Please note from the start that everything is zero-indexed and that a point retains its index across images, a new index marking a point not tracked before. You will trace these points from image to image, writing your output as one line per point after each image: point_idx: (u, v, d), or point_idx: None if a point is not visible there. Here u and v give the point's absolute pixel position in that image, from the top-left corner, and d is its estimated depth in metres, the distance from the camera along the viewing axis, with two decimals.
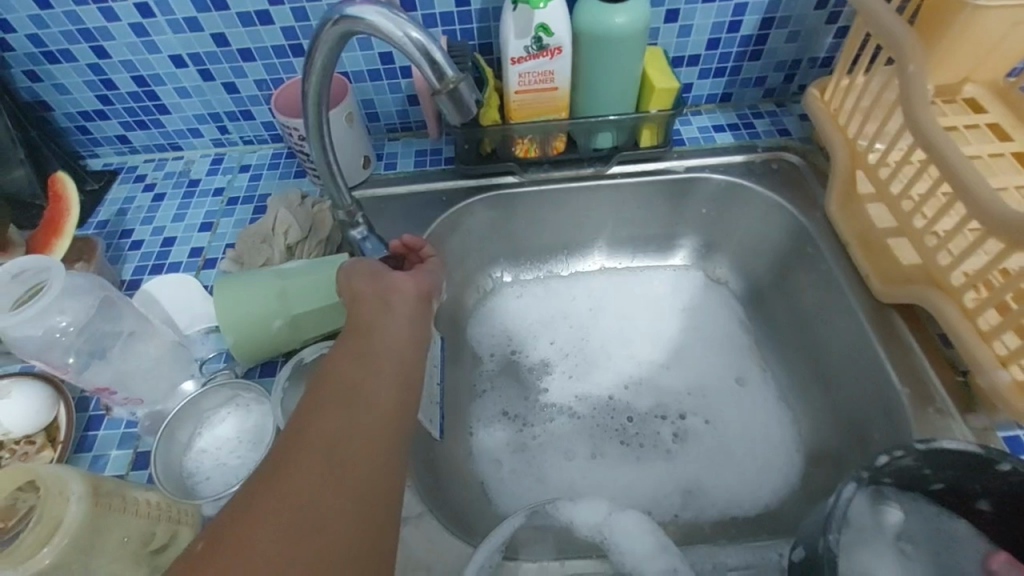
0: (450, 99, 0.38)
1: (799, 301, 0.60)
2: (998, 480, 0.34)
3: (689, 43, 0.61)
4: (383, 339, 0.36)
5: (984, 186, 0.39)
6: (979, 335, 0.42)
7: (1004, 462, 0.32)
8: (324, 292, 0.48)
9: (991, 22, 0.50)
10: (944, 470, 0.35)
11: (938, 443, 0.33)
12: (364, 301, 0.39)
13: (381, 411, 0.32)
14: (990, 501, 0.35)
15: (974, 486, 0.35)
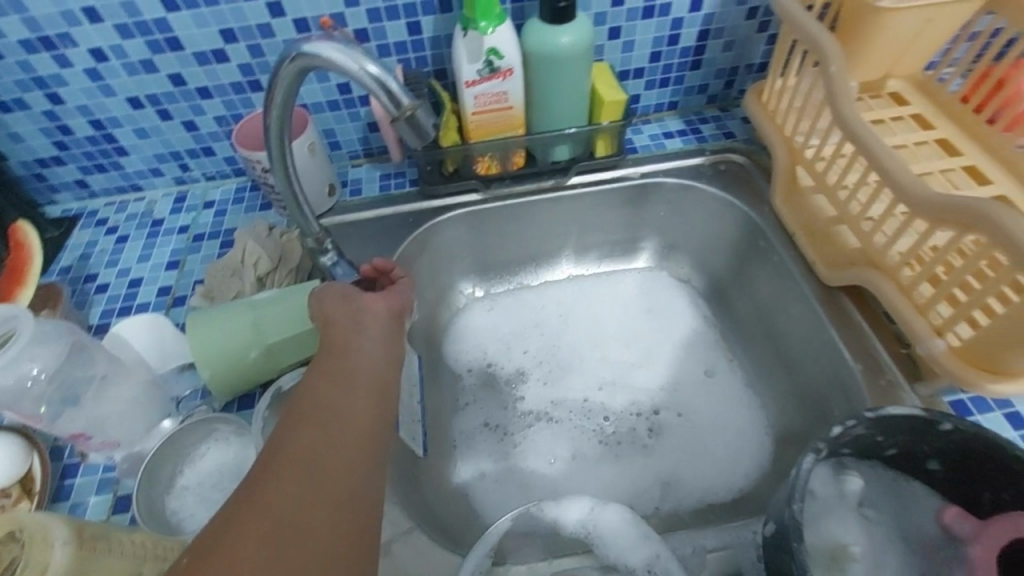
0: (408, 124, 0.39)
1: (757, 292, 0.63)
2: (942, 440, 0.37)
3: (633, 56, 0.64)
4: (358, 358, 0.37)
5: (905, 173, 0.43)
6: (916, 309, 0.46)
7: (945, 421, 0.36)
8: (297, 319, 0.49)
9: (901, 25, 0.55)
10: (895, 436, 0.38)
11: (883, 412, 0.36)
12: (338, 322, 0.40)
13: (358, 423, 0.33)
14: (939, 462, 0.38)
15: (923, 450, 0.38)
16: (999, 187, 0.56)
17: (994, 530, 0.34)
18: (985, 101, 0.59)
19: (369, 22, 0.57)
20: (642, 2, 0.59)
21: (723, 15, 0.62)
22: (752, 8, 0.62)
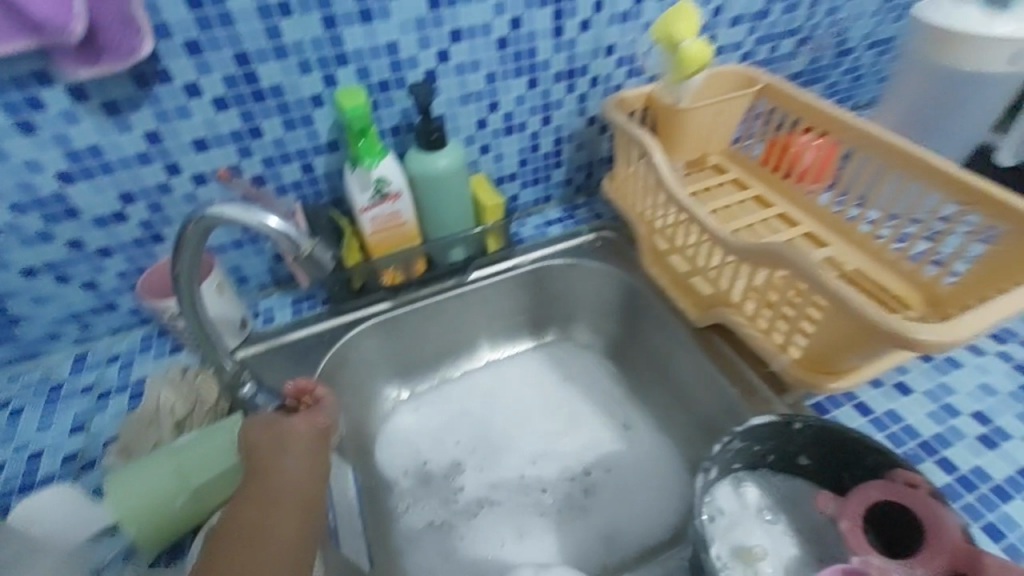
0: (307, 260, 0.46)
1: (648, 343, 0.72)
2: (799, 436, 0.45)
3: (505, 165, 0.75)
4: (279, 479, 0.43)
5: (724, 231, 0.55)
6: (763, 332, 0.57)
7: (795, 421, 0.45)
8: (223, 457, 0.49)
9: (698, 118, 0.70)
10: (767, 442, 0.46)
11: (752, 423, 0.45)
12: (261, 448, 0.45)
13: (278, 550, 0.38)
14: (808, 456, 0.46)
15: (794, 447, 0.46)
16: (804, 226, 0.71)
17: (850, 502, 0.41)
18: (780, 164, 0.75)
19: (265, 168, 0.63)
20: (502, 123, 0.71)
21: (570, 124, 0.76)
22: (590, 118, 0.76)
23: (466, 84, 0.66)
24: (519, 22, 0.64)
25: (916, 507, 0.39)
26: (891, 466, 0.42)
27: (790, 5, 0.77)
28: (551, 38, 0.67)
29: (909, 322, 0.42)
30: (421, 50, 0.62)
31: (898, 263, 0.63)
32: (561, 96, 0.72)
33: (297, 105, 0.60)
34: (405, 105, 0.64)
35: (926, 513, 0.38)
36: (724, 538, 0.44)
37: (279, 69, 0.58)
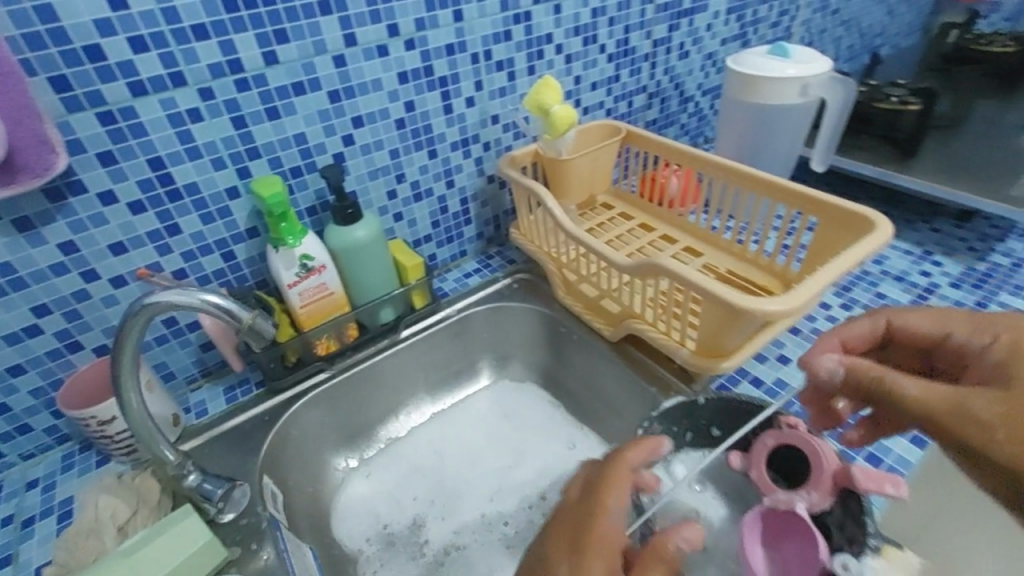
0: (250, 330, 0.48)
1: (574, 365, 0.79)
2: (702, 410, 0.54)
3: (419, 228, 0.83)
4: None
5: (612, 253, 0.65)
6: (663, 333, 0.66)
7: (699, 397, 0.54)
8: (179, 546, 0.50)
9: (579, 166, 0.82)
10: (679, 421, 0.55)
11: (663, 407, 0.53)
12: None
13: None
14: (715, 426, 0.55)
15: (702, 421, 0.54)
16: (682, 242, 0.83)
17: (754, 454, 0.50)
18: (652, 194, 0.89)
19: (186, 262, 0.65)
20: (410, 192, 0.79)
21: (472, 185, 0.85)
22: (489, 177, 0.86)
23: (372, 161, 0.74)
24: (413, 105, 0.74)
25: (799, 442, 0.48)
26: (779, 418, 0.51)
27: (635, 68, 0.94)
28: (443, 114, 0.77)
29: (761, 301, 0.52)
30: (328, 138, 0.69)
31: (758, 260, 0.77)
32: (459, 162, 0.82)
33: (213, 199, 0.64)
34: (317, 186, 0.70)
35: (805, 445, 0.47)
36: (659, 513, 0.51)
37: (194, 169, 0.62)
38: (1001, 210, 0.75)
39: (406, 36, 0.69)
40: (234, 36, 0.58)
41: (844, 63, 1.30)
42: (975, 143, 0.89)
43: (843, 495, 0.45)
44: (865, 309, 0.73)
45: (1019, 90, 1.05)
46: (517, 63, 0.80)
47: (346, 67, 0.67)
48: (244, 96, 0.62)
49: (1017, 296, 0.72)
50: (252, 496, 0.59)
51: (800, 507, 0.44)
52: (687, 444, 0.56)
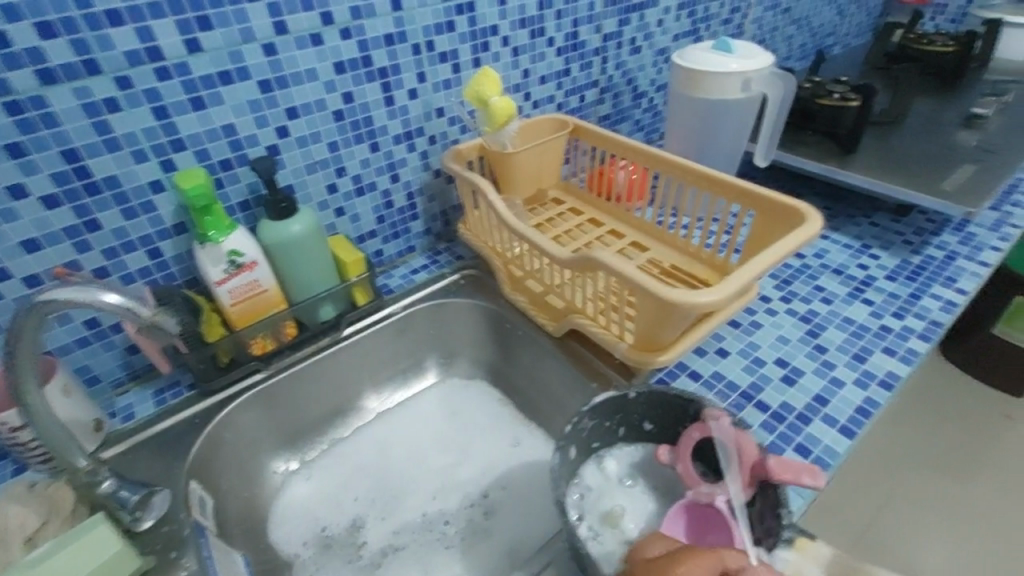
0: (158, 325, 0.48)
1: (521, 361, 0.78)
2: (637, 404, 0.53)
3: (362, 223, 0.80)
4: None
5: (553, 247, 0.64)
6: (603, 328, 0.66)
7: (629, 391, 0.53)
8: (90, 557, 0.48)
9: (526, 160, 0.81)
10: (614, 417, 0.54)
11: (596, 401, 0.52)
12: None
13: None
14: (649, 421, 0.55)
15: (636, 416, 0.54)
16: (630, 237, 0.83)
17: (682, 448, 0.51)
18: (601, 189, 0.89)
19: (107, 259, 0.62)
20: (352, 186, 0.77)
21: (418, 179, 0.83)
22: (436, 171, 0.84)
23: (310, 154, 0.71)
24: (351, 96, 0.71)
25: (720, 435, 0.48)
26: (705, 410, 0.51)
27: (585, 62, 0.93)
28: (385, 107, 0.74)
29: (693, 294, 0.52)
30: (260, 129, 0.66)
31: (702, 254, 0.77)
32: (404, 155, 0.80)
33: (136, 194, 0.61)
34: (250, 180, 0.68)
35: (724, 438, 0.47)
36: (586, 508, 0.52)
37: (113, 162, 0.58)
38: (934, 204, 0.77)
39: (341, 24, 0.66)
40: (152, 21, 0.55)
41: (796, 62, 1.32)
42: (913, 140, 0.91)
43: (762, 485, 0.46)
44: (803, 302, 0.74)
45: (956, 89, 1.09)
46: (462, 55, 0.78)
47: (277, 55, 0.63)
48: (165, 85, 0.58)
49: (947, 287, 0.74)
50: (177, 501, 0.58)
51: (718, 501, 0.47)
52: (620, 439, 0.56)
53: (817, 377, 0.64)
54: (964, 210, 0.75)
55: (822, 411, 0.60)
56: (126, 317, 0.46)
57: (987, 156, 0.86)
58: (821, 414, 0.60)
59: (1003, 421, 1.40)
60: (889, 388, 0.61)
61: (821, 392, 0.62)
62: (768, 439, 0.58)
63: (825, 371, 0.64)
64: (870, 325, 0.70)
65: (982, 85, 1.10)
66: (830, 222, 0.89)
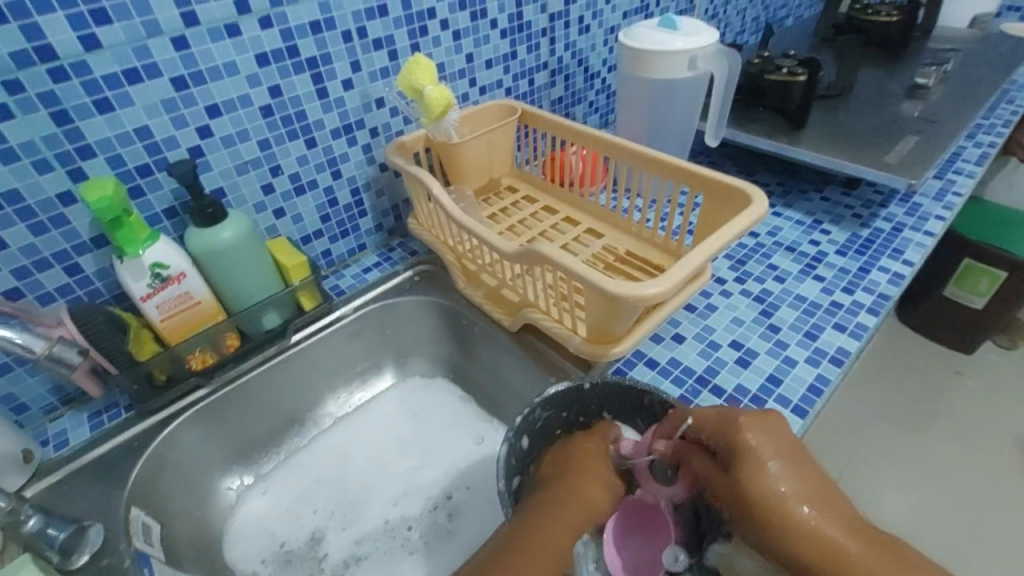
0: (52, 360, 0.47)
1: (480, 357, 0.77)
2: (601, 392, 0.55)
3: (305, 224, 0.77)
4: None
5: (501, 242, 0.62)
6: (558, 321, 0.64)
7: (583, 385, 0.55)
8: None
9: (473, 148, 0.78)
10: (569, 409, 0.56)
11: (549, 393, 0.54)
12: None
13: None
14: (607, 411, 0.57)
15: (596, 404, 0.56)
16: (585, 223, 0.82)
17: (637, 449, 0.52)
18: (555, 175, 0.86)
19: (18, 280, 0.57)
20: (290, 185, 0.73)
21: (363, 174, 0.79)
22: (381, 165, 0.80)
23: (238, 154, 0.67)
24: (279, 90, 0.66)
25: None
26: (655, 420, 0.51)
27: (533, 44, 0.90)
28: (318, 100, 0.70)
29: (639, 286, 0.51)
30: (178, 130, 0.61)
31: (656, 239, 0.76)
32: (344, 150, 0.76)
33: (43, 207, 0.56)
34: (173, 186, 0.63)
35: None
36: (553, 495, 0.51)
37: (12, 174, 0.53)
38: (879, 177, 0.78)
39: (259, 13, 0.61)
40: (39, 17, 0.49)
41: (749, 36, 1.31)
42: (861, 113, 0.92)
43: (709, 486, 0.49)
44: (757, 282, 0.74)
45: (902, 59, 1.10)
46: (398, 41, 0.74)
47: (190, 50, 0.58)
48: (62, 87, 0.53)
49: (895, 259, 0.75)
50: (112, 534, 0.54)
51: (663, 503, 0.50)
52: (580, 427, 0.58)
53: (770, 357, 0.64)
54: (908, 181, 0.75)
55: (775, 393, 0.60)
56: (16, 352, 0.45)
57: (931, 126, 0.87)
58: (775, 395, 0.60)
59: (955, 379, 1.46)
60: (839, 364, 0.62)
61: (774, 373, 0.62)
62: None
63: (778, 352, 0.64)
64: (821, 302, 0.70)
65: (926, 54, 1.11)
66: (784, 199, 0.89)
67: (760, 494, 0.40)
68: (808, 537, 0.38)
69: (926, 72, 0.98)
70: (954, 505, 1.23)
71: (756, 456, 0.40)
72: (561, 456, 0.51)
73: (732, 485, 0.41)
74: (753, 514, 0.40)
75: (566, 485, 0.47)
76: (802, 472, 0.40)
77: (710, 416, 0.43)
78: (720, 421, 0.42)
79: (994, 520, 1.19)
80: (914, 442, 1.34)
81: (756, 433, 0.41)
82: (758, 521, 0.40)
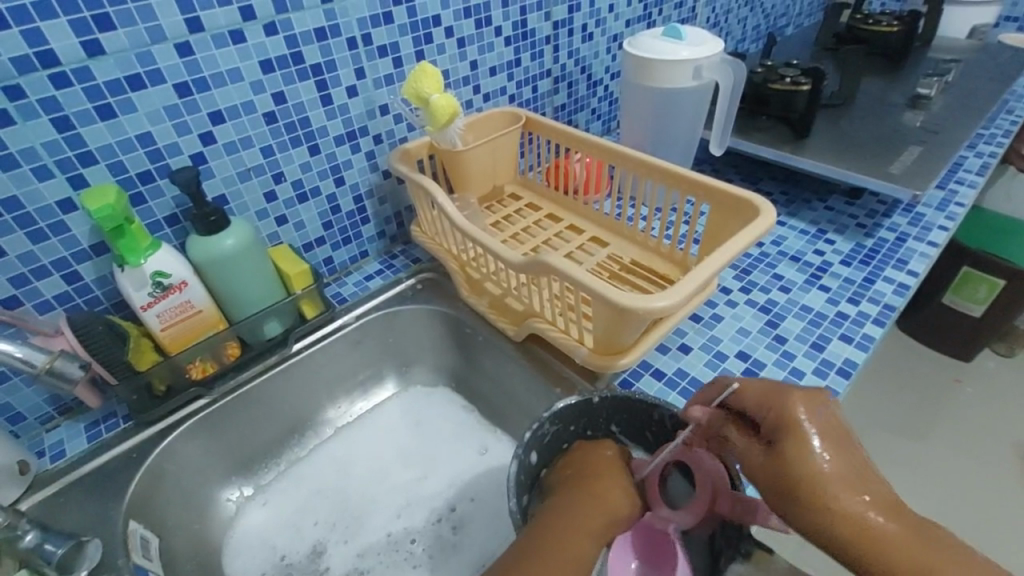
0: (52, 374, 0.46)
1: (483, 367, 0.76)
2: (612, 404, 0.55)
3: (308, 231, 0.76)
4: None
5: (506, 251, 0.61)
6: (564, 332, 0.64)
7: (592, 397, 0.54)
8: None
9: (477, 156, 0.78)
10: (577, 422, 0.56)
11: (557, 408, 0.53)
12: None
13: None
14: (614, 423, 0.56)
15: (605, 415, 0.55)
16: (589, 231, 0.81)
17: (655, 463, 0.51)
18: (559, 182, 0.86)
19: (16, 288, 0.56)
20: (293, 192, 0.72)
21: (366, 181, 0.78)
22: (384, 172, 0.80)
23: (241, 161, 0.66)
24: (283, 96, 0.66)
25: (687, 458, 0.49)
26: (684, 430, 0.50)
27: (536, 52, 0.89)
28: (322, 107, 0.69)
29: (648, 298, 0.51)
30: (181, 137, 0.60)
31: (660, 248, 0.76)
32: (348, 157, 0.75)
33: (42, 215, 0.55)
34: (175, 193, 0.63)
35: (691, 460, 0.48)
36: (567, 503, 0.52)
37: (11, 182, 0.52)
38: (883, 187, 0.78)
39: (264, 19, 0.61)
40: (41, 23, 0.49)
41: (749, 44, 1.32)
42: (863, 122, 0.92)
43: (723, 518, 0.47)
44: (762, 292, 0.74)
45: (903, 69, 1.10)
46: (403, 48, 0.73)
47: (194, 56, 0.58)
48: (64, 93, 0.52)
49: (899, 269, 0.75)
50: (110, 549, 0.53)
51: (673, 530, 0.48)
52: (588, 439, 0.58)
53: (778, 369, 0.64)
54: (912, 192, 0.76)
55: None
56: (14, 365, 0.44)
57: (933, 136, 0.87)
58: None
59: (954, 386, 1.46)
60: (847, 376, 0.62)
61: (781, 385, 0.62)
62: None
63: (785, 363, 0.64)
64: (827, 313, 0.70)
65: (927, 64, 1.11)
66: (787, 208, 0.89)
67: (807, 472, 0.37)
68: (848, 521, 0.35)
69: (928, 82, 0.99)
70: (955, 512, 1.22)
71: (802, 429, 0.38)
72: (578, 462, 0.52)
73: (774, 462, 0.38)
74: (796, 494, 0.37)
75: (584, 487, 0.48)
76: (852, 456, 0.38)
77: (755, 393, 0.42)
78: (768, 396, 0.41)
79: (996, 528, 1.19)
80: (913, 450, 1.34)
81: (804, 407, 0.39)
82: (802, 500, 0.37)
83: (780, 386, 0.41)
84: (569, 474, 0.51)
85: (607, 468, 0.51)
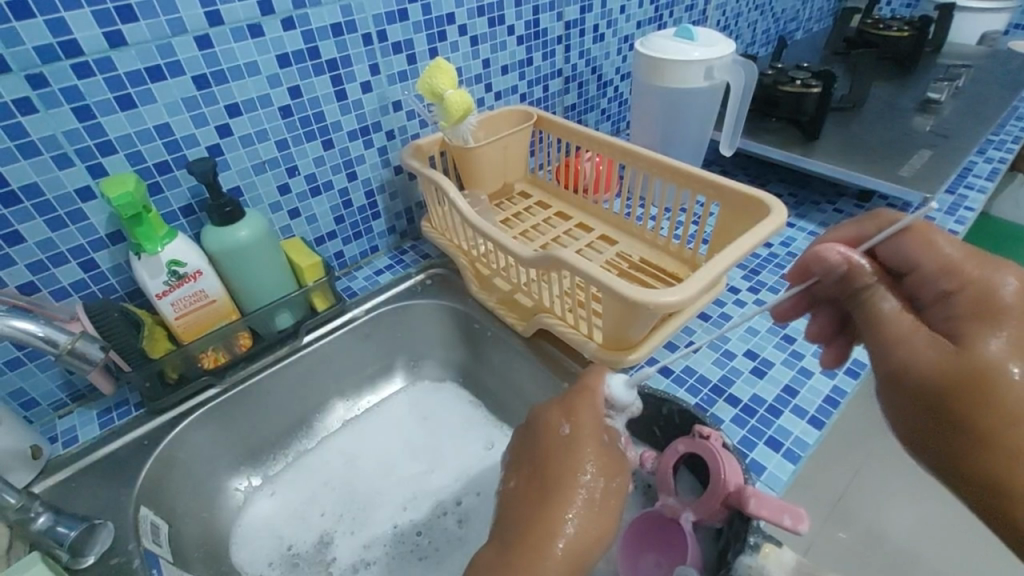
0: (73, 356, 0.47)
1: (491, 362, 0.76)
2: None
3: (320, 225, 0.76)
4: None
5: (515, 246, 0.62)
6: (572, 327, 0.64)
7: None
8: None
9: (488, 151, 0.78)
10: None
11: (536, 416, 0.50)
12: None
13: None
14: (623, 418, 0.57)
15: None
16: (598, 230, 0.82)
17: (664, 457, 0.52)
18: (568, 181, 0.86)
19: (33, 274, 0.57)
20: (305, 186, 0.73)
21: (378, 176, 0.79)
22: (396, 168, 0.81)
23: (256, 154, 0.67)
24: (299, 91, 0.66)
25: (707, 454, 0.49)
26: (695, 424, 0.52)
27: (547, 51, 0.90)
28: (336, 101, 0.70)
29: (660, 293, 0.51)
30: (198, 128, 0.61)
31: (668, 247, 0.76)
32: (360, 152, 0.76)
33: (61, 202, 0.56)
34: (191, 184, 0.63)
35: (710, 458, 0.48)
36: None
37: (32, 169, 0.53)
38: (893, 189, 0.78)
39: (282, 14, 0.61)
40: (66, 13, 0.50)
41: (759, 48, 1.32)
42: (873, 126, 0.92)
43: (732, 514, 0.47)
44: (771, 292, 0.74)
45: (913, 74, 1.10)
46: (416, 45, 0.74)
47: (212, 49, 0.58)
48: (86, 83, 0.53)
49: None
50: (121, 535, 0.54)
51: (684, 523, 0.49)
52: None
53: (786, 368, 0.64)
54: (922, 195, 0.76)
55: (791, 403, 0.60)
56: (37, 347, 0.45)
57: (943, 140, 0.88)
58: (791, 406, 0.59)
59: None
60: (855, 376, 0.62)
61: (790, 384, 0.62)
62: (740, 434, 0.57)
63: (793, 362, 0.64)
64: None
65: (937, 70, 1.12)
66: (796, 210, 0.89)
67: (996, 363, 0.36)
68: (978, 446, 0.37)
69: (938, 87, 0.99)
70: None
71: (906, 305, 0.43)
72: (550, 451, 0.46)
73: (950, 351, 0.38)
74: (986, 381, 0.36)
75: (552, 491, 0.43)
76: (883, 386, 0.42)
77: (935, 261, 0.44)
78: (950, 269, 0.43)
79: None
80: None
81: (1013, 281, 0.40)
82: (964, 392, 0.37)
83: (940, 243, 0.44)
84: (533, 444, 0.48)
85: (579, 428, 0.46)
